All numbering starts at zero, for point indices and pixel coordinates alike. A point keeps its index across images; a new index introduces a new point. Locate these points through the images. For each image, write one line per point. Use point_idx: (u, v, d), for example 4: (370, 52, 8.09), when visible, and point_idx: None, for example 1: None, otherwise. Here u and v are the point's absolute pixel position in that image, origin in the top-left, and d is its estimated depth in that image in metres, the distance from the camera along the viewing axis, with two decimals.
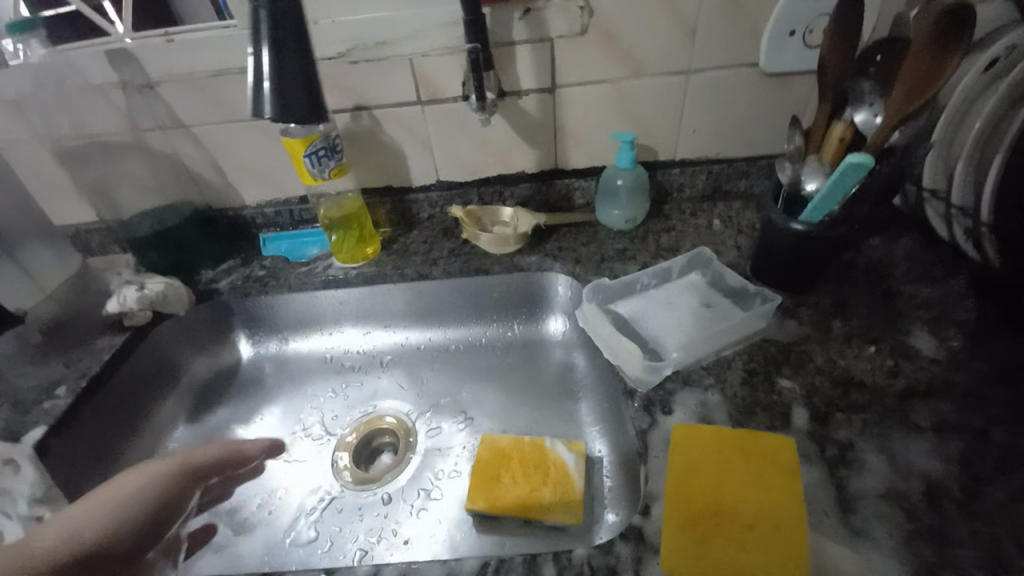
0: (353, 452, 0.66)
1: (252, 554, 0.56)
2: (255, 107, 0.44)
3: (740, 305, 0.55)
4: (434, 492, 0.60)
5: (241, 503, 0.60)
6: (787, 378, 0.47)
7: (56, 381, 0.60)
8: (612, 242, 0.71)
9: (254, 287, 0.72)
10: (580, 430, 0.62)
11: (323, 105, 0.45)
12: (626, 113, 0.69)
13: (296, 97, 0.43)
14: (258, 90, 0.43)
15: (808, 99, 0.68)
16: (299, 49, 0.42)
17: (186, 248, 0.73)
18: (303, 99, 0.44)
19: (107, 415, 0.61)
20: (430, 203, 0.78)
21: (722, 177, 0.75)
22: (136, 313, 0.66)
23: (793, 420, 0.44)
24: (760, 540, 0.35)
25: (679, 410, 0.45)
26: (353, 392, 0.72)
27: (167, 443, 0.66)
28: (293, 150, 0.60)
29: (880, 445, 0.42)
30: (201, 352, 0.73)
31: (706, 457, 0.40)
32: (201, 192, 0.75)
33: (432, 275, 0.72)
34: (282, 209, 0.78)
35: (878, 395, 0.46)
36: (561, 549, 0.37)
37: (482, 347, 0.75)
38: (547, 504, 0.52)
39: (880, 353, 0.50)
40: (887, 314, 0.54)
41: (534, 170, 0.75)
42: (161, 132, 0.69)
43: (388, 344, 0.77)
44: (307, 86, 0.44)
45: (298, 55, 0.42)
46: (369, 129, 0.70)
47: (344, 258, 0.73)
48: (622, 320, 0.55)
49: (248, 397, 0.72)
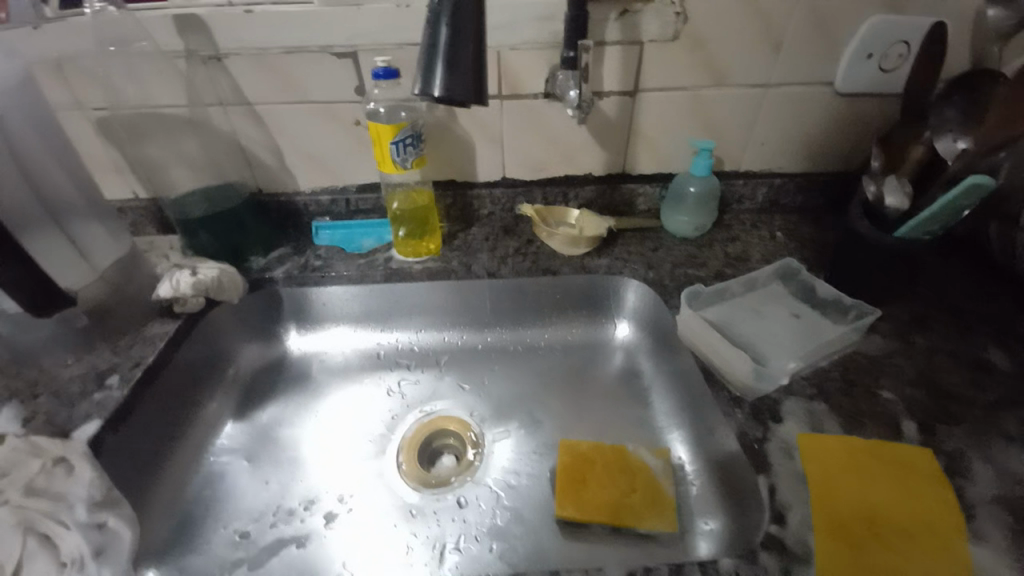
0: (414, 454, 0.62)
1: (326, 560, 0.52)
2: (421, 83, 0.43)
3: (831, 317, 0.56)
4: (510, 493, 0.57)
5: (315, 498, 0.56)
6: (887, 389, 0.48)
7: (108, 370, 0.55)
8: (679, 248, 0.71)
9: (312, 277, 0.68)
10: (657, 433, 0.61)
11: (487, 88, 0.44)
12: (702, 121, 0.69)
13: (464, 69, 0.42)
14: (430, 63, 0.42)
15: (875, 121, 0.70)
16: (476, 33, 0.42)
17: (236, 232, 0.68)
18: (469, 77, 0.42)
19: (160, 408, 0.56)
20: (492, 199, 0.76)
21: (782, 191, 0.75)
22: (188, 299, 0.61)
23: (902, 429, 0.45)
24: (919, 546, 0.36)
25: (789, 418, 0.46)
26: (409, 390, 0.68)
27: (218, 440, 0.61)
28: (379, 135, 0.59)
29: (990, 454, 0.43)
30: (254, 341, 0.69)
31: (835, 464, 0.41)
32: (255, 174, 0.72)
33: (499, 274, 0.69)
34: (338, 197, 0.74)
35: (972, 405, 0.47)
36: (705, 559, 0.36)
37: (541, 349, 0.71)
38: (638, 511, 0.51)
39: (963, 368, 0.51)
40: (958, 332, 0.55)
41: (601, 173, 0.74)
42: (221, 108, 0.65)
43: (440, 343, 0.72)
44: (475, 63, 0.42)
45: (474, 37, 0.42)
46: (443, 120, 0.68)
47: (405, 250, 0.71)
48: (717, 325, 0.55)
49: (296, 394, 0.66)
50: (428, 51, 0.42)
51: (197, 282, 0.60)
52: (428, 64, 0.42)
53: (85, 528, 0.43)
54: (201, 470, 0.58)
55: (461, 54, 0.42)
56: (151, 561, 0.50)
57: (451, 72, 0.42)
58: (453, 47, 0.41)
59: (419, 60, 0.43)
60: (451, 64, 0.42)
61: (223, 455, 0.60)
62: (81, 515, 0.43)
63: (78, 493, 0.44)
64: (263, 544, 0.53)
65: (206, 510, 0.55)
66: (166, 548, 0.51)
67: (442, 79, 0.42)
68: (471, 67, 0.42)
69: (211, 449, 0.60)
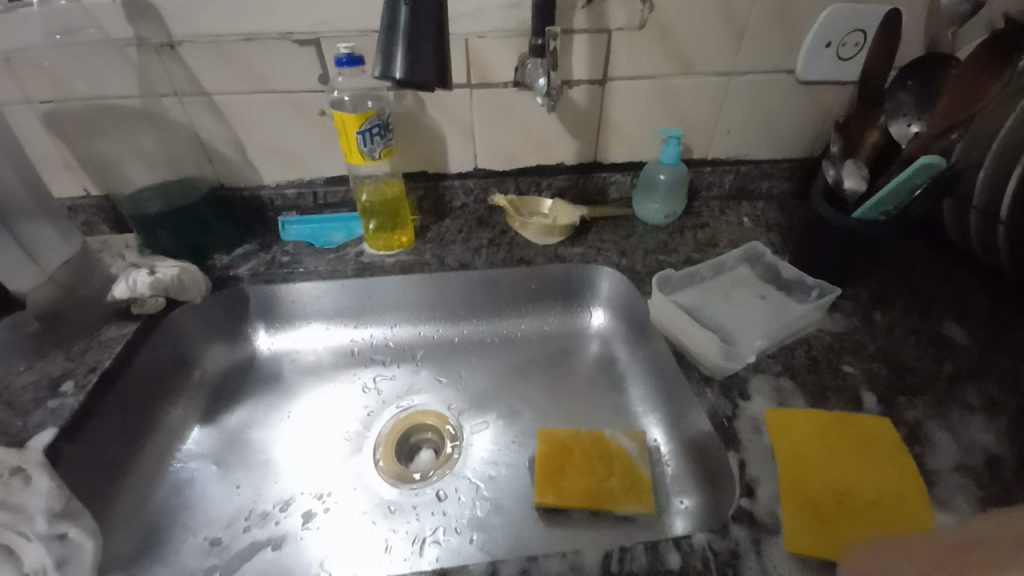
0: (392, 450, 0.61)
1: (302, 561, 0.50)
2: (383, 65, 0.42)
3: (795, 297, 0.58)
4: (490, 484, 0.57)
5: (290, 498, 0.55)
6: (849, 365, 0.51)
7: (60, 376, 0.52)
8: (651, 235, 0.72)
9: (280, 274, 0.66)
10: (633, 418, 0.62)
11: (451, 72, 0.43)
12: (670, 109, 0.70)
13: (426, 52, 0.41)
14: (391, 46, 0.41)
15: (835, 109, 0.72)
16: (438, 15, 0.41)
17: (197, 228, 0.65)
18: (432, 61, 0.42)
19: (121, 415, 0.54)
20: (465, 190, 0.75)
21: (748, 178, 0.77)
22: (147, 300, 0.58)
23: (864, 402, 0.47)
24: (886, 514, 0.38)
25: (758, 396, 0.47)
26: (385, 386, 0.67)
27: (184, 445, 0.59)
28: (345, 125, 0.57)
29: (943, 422, 0.45)
30: (220, 341, 0.66)
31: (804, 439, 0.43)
32: (216, 168, 0.69)
33: (473, 265, 0.69)
34: (305, 190, 0.72)
35: (926, 377, 0.50)
36: (680, 535, 0.36)
37: (518, 340, 0.71)
38: (617, 494, 0.52)
39: (918, 342, 0.54)
40: (913, 309, 0.58)
41: (573, 162, 0.74)
42: (176, 98, 0.62)
43: (415, 338, 0.71)
44: (438, 47, 0.42)
45: (436, 20, 0.41)
46: (412, 110, 0.67)
47: (376, 244, 0.69)
48: (688, 309, 0.56)
49: (268, 394, 0.64)
50: (390, 32, 0.41)
51: (156, 281, 0.57)
52: (389, 46, 0.42)
53: (46, 539, 0.41)
54: (166, 479, 0.55)
55: (423, 37, 0.41)
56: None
57: (413, 55, 0.41)
58: (415, 30, 0.41)
59: (380, 42, 0.42)
60: (413, 47, 0.41)
61: (190, 461, 0.57)
62: (40, 527, 0.41)
63: (36, 504, 0.42)
64: (236, 550, 0.51)
65: (174, 518, 0.53)
66: (129, 561, 0.49)
67: (403, 62, 0.41)
68: (434, 50, 0.42)
69: (176, 455, 0.57)
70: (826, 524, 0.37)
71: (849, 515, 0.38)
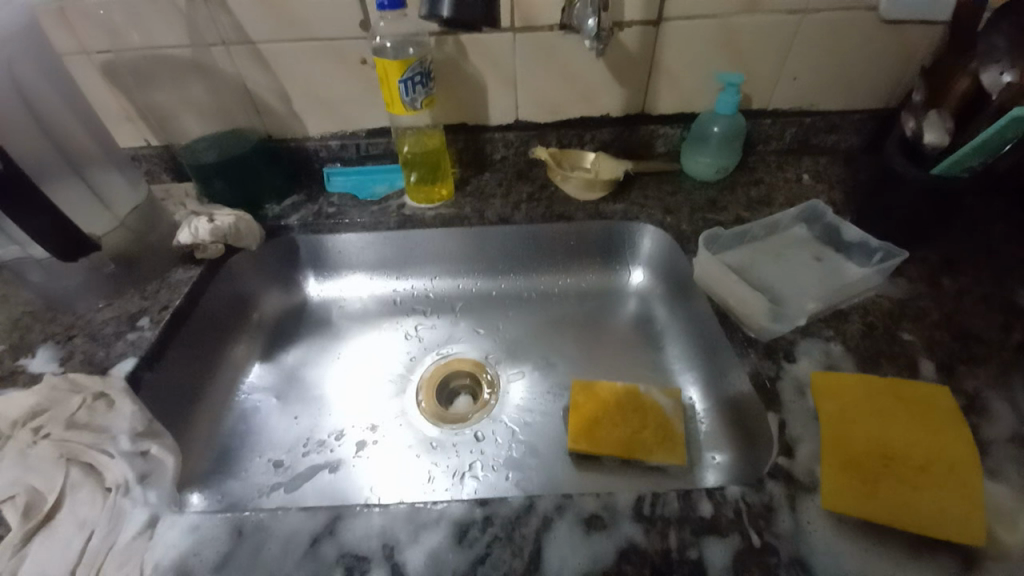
0: (433, 393, 0.64)
1: (355, 485, 0.55)
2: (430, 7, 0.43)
3: (854, 260, 0.55)
4: (525, 429, 0.59)
5: (343, 430, 0.60)
6: (908, 331, 0.48)
7: (137, 313, 0.57)
8: (699, 192, 0.69)
9: (326, 224, 0.68)
10: (669, 375, 0.62)
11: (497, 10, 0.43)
12: (730, 53, 0.65)
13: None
14: None
15: (922, 50, 0.64)
16: None
17: (249, 179, 0.67)
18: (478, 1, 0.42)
19: (191, 348, 0.59)
20: (505, 143, 0.73)
21: (811, 130, 0.71)
22: (208, 246, 0.62)
23: (921, 370, 0.45)
24: (936, 480, 0.36)
25: (804, 358, 0.46)
26: (426, 334, 0.69)
27: (246, 379, 0.64)
28: (387, 73, 0.57)
29: (1010, 395, 0.43)
30: (274, 288, 0.70)
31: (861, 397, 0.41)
32: (264, 120, 0.70)
33: (513, 220, 0.68)
34: (348, 142, 0.72)
35: (997, 348, 0.47)
36: (713, 487, 0.37)
37: (555, 297, 0.72)
38: (649, 446, 0.53)
39: (991, 311, 0.50)
40: (989, 275, 0.54)
41: (620, 113, 0.71)
42: (223, 48, 0.63)
43: (454, 290, 0.73)
44: None
45: None
46: (453, 56, 0.65)
47: (419, 198, 0.70)
48: (735, 269, 0.55)
49: (318, 337, 0.68)
50: None
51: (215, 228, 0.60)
52: None
53: (130, 455, 0.45)
54: (234, 406, 0.61)
55: None
56: (196, 486, 0.53)
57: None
58: None
59: None
60: None
61: (253, 393, 0.63)
62: (126, 444, 0.46)
63: (121, 425, 0.47)
64: (297, 471, 0.56)
65: (242, 441, 0.58)
66: (208, 475, 0.55)
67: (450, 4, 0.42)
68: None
69: (241, 387, 0.63)
70: (870, 486, 0.36)
71: (898, 479, 0.36)
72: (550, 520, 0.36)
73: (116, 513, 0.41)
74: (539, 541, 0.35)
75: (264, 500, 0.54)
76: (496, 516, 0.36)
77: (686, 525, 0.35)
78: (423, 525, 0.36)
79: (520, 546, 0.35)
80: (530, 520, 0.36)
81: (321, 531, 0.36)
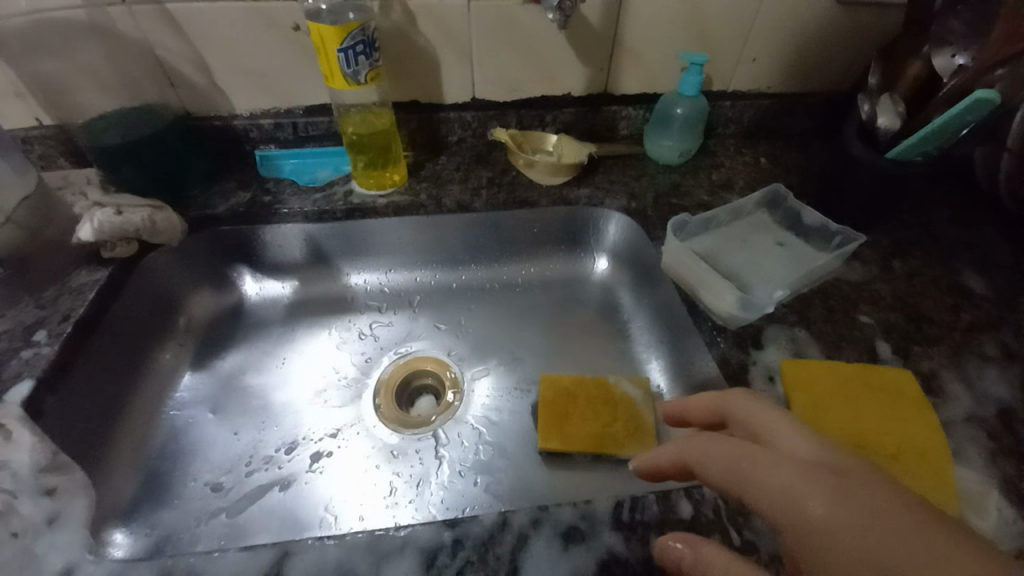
0: (392, 396, 0.60)
1: (309, 504, 0.50)
2: None
3: (814, 244, 0.55)
4: (493, 429, 0.57)
5: (293, 443, 0.54)
6: (865, 314, 0.49)
7: (32, 324, 0.48)
8: (663, 176, 0.67)
9: (262, 214, 0.61)
10: (637, 364, 0.61)
11: None
12: (693, 31, 0.63)
13: None
14: None
15: (873, 35, 0.65)
16: None
17: (166, 164, 0.58)
18: None
19: (104, 363, 0.51)
20: (462, 124, 0.68)
21: (770, 114, 0.71)
22: (117, 243, 0.53)
23: (879, 352, 0.46)
24: (907, 466, 0.37)
25: (771, 346, 0.46)
26: (382, 333, 0.64)
27: (175, 392, 0.56)
28: (323, 40, 0.50)
29: (958, 373, 0.45)
30: (205, 288, 0.63)
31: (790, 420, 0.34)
32: (181, 95, 0.61)
33: (473, 207, 0.64)
34: (284, 121, 0.64)
35: (943, 327, 0.49)
36: (692, 485, 0.36)
37: (519, 287, 0.68)
38: (620, 439, 0.52)
39: (938, 292, 0.52)
40: (933, 256, 0.56)
41: (582, 93, 0.67)
42: (125, 7, 0.53)
43: (411, 284, 0.68)
44: None
45: None
46: (401, 25, 0.59)
47: (365, 183, 0.63)
48: (703, 255, 0.54)
49: (260, 340, 0.62)
50: None
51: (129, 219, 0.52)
52: None
53: (30, 495, 0.38)
54: (161, 425, 0.54)
55: None
56: (119, 522, 0.47)
57: None
58: None
59: None
60: None
61: (184, 409, 0.55)
62: (23, 483, 0.39)
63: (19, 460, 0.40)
64: (240, 493, 0.50)
65: (173, 464, 0.51)
66: (132, 507, 0.48)
67: None
68: None
69: (169, 403, 0.55)
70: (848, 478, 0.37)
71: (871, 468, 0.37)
72: (527, 536, 0.33)
73: (21, 562, 0.34)
74: (515, 561, 0.32)
75: (203, 530, 0.48)
76: (468, 538, 0.33)
77: (667, 528, 0.34)
78: (386, 555, 0.32)
79: (496, 568, 0.32)
80: (506, 537, 0.33)
81: (268, 572, 0.32)
